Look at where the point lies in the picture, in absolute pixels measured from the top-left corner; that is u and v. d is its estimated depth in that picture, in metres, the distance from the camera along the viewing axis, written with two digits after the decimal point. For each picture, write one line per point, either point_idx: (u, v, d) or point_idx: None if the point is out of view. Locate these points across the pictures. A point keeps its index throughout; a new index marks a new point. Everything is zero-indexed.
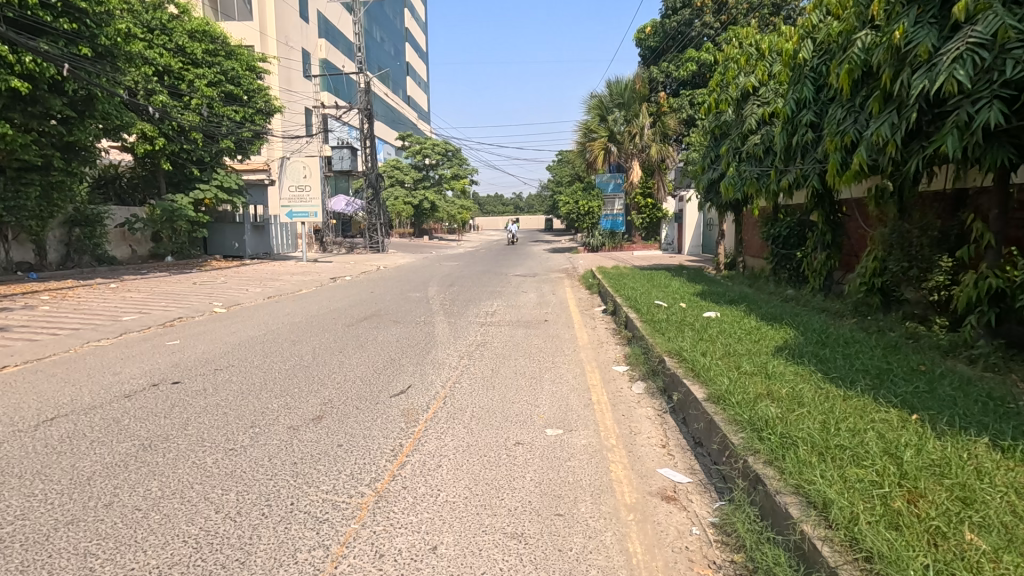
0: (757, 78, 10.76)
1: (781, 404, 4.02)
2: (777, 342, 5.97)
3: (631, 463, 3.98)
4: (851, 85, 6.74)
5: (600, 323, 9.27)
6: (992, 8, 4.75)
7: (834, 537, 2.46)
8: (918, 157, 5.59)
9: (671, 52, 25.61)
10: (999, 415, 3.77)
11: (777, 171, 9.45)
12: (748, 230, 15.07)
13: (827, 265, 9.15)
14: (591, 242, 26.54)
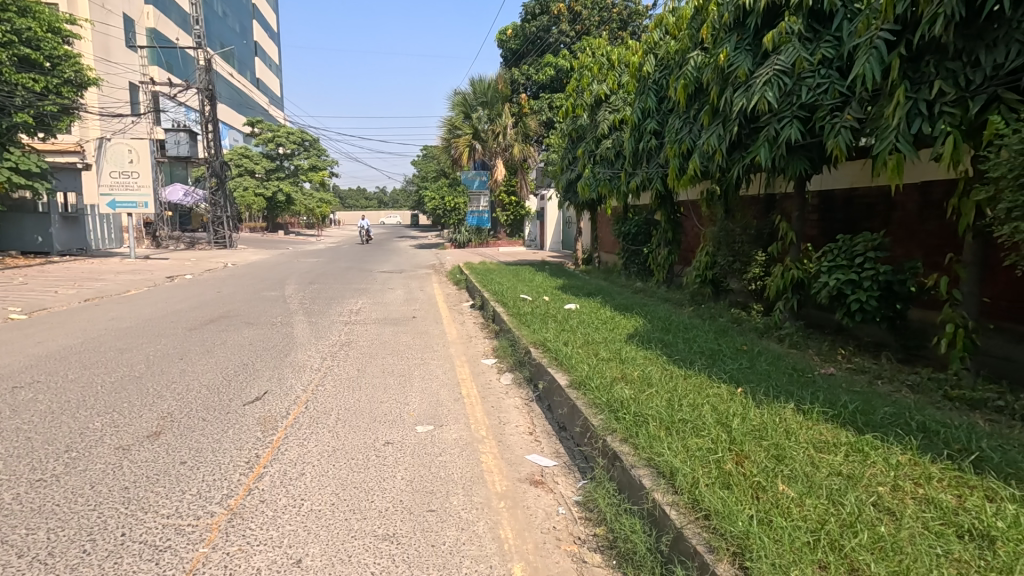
0: (608, 87, 11.58)
1: (633, 386, 4.41)
2: (629, 329, 6.52)
3: (501, 452, 4.09)
4: (687, 99, 7.59)
5: (468, 318, 9.36)
6: (791, 41, 5.63)
7: (680, 501, 2.75)
8: (739, 165, 6.45)
9: (531, 56, 26.53)
10: (801, 384, 4.50)
11: (627, 173, 10.32)
12: (603, 227, 16.26)
13: (669, 260, 10.20)
14: (458, 239, 26.66)
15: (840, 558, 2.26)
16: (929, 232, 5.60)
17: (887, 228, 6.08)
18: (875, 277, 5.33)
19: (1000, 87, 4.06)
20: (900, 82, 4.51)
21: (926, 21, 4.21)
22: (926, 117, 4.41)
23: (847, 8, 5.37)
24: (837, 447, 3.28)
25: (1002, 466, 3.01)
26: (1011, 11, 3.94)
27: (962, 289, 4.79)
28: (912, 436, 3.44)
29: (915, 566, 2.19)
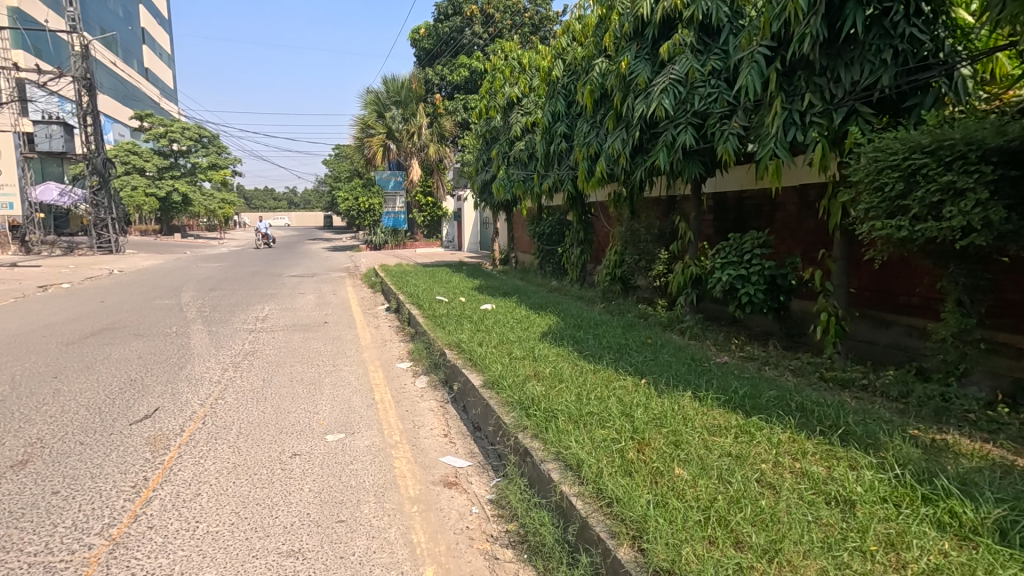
0: (520, 90, 11.75)
1: (545, 382, 4.52)
2: (543, 328, 6.68)
3: (415, 456, 4.05)
4: (593, 104, 7.90)
5: (384, 321, 9.16)
6: (685, 52, 6.01)
7: (585, 491, 2.86)
8: (641, 168, 6.80)
9: (445, 56, 26.38)
10: (699, 373, 4.82)
11: (540, 175, 10.55)
12: (519, 228, 16.51)
13: (582, 259, 10.55)
14: (374, 241, 26.04)
15: (727, 533, 2.44)
16: (806, 230, 6.18)
17: (772, 227, 6.65)
18: (761, 272, 5.81)
19: (857, 102, 4.57)
20: (777, 94, 4.96)
21: (796, 40, 4.65)
22: (799, 126, 4.87)
23: (732, 24, 5.87)
24: (728, 430, 3.55)
25: (863, 437, 3.39)
26: (864, 34, 4.47)
27: (833, 281, 5.33)
28: (791, 416, 3.78)
29: (790, 533, 2.42)
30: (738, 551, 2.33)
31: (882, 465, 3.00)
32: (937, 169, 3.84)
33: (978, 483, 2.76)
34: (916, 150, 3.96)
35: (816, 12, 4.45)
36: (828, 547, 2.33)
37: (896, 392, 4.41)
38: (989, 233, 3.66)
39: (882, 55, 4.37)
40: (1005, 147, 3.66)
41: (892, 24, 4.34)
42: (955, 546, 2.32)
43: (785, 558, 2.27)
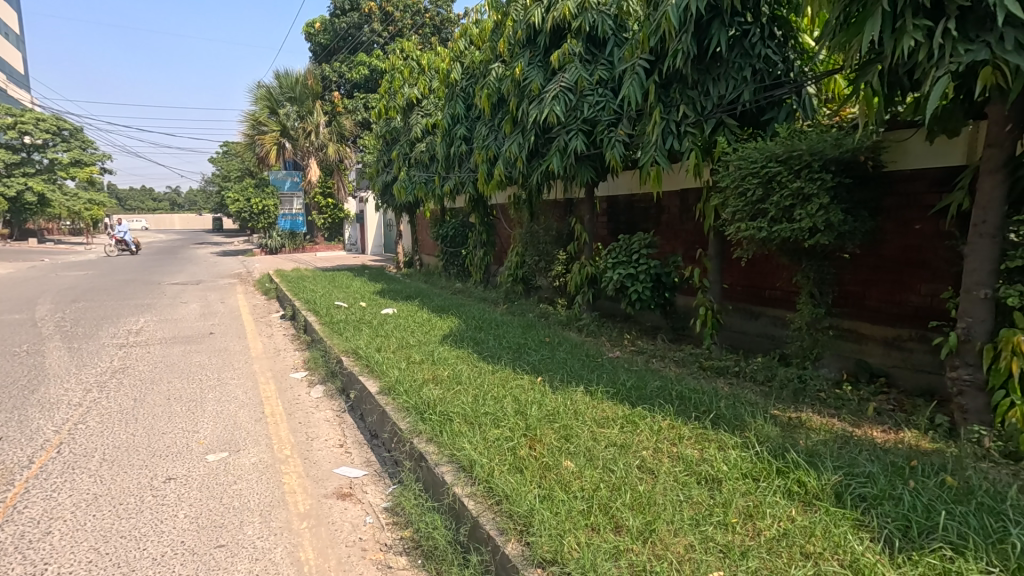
0: (420, 91, 11.63)
1: (442, 385, 4.51)
2: (444, 330, 6.66)
3: (307, 469, 3.88)
4: (491, 108, 8.01)
5: (278, 329, 8.67)
6: (574, 61, 6.28)
7: (477, 491, 2.90)
8: (537, 171, 7.01)
9: (342, 52, 25.47)
10: (592, 368, 5.05)
11: (441, 177, 10.52)
12: (423, 230, 16.36)
13: (485, 260, 10.67)
14: (269, 244, 24.58)
15: (607, 519, 2.58)
16: (687, 230, 6.67)
17: (658, 228, 7.10)
18: (648, 270, 6.20)
19: (723, 114, 5.03)
20: (656, 104, 5.32)
21: (670, 55, 5.02)
22: (676, 134, 5.26)
23: (616, 37, 6.17)
24: (614, 421, 3.75)
25: (731, 419, 3.73)
26: (728, 53, 4.90)
27: (709, 277, 5.81)
28: (671, 404, 4.07)
29: (662, 514, 2.61)
30: (617, 535, 2.48)
31: (745, 444, 3.32)
32: (788, 177, 4.30)
33: (821, 454, 3.13)
34: (772, 159, 4.41)
35: (687, 30, 4.81)
36: (696, 523, 2.55)
37: (762, 376, 4.88)
38: (830, 233, 4.17)
39: (743, 73, 4.82)
40: (840, 157, 4.18)
41: (750, 44, 4.81)
42: (800, 511, 2.62)
43: (658, 537, 2.45)
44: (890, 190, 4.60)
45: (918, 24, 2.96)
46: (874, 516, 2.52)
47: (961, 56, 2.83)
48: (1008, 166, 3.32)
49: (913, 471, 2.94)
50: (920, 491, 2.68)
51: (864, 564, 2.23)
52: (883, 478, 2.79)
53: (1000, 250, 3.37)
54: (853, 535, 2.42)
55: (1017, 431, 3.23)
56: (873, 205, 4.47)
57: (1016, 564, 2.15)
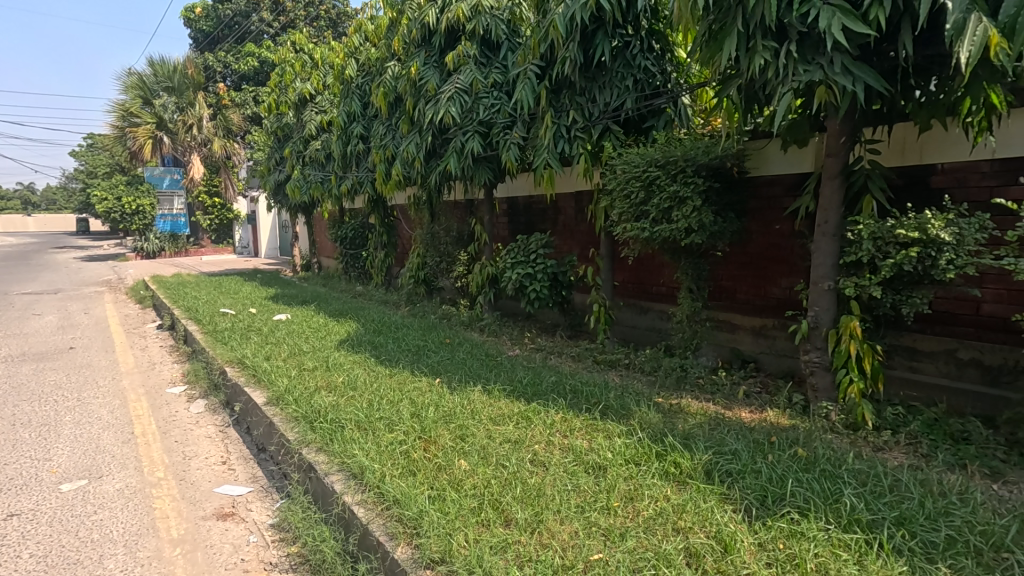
0: (313, 86, 11.12)
1: (335, 392, 4.36)
2: (340, 335, 6.43)
3: (182, 491, 3.58)
4: (387, 107, 7.86)
5: (154, 341, 7.92)
6: (468, 63, 6.32)
7: (368, 498, 2.84)
8: (435, 172, 6.97)
9: (227, 41, 23.75)
10: (491, 367, 5.11)
11: (337, 176, 10.15)
12: (321, 231, 15.69)
13: (386, 262, 10.45)
14: (145, 248, 22.36)
15: (497, 513, 2.65)
16: (582, 231, 6.94)
17: (555, 228, 7.33)
18: (545, 269, 6.38)
19: (609, 120, 5.30)
20: (548, 109, 5.50)
21: (559, 62, 5.21)
22: (567, 138, 5.46)
23: (510, 42, 6.29)
24: (509, 418, 3.83)
25: (618, 409, 3.95)
26: (612, 63, 5.17)
27: (601, 276, 6.08)
28: (564, 399, 4.22)
29: (550, 504, 2.71)
30: (506, 528, 2.55)
31: (629, 431, 3.52)
32: (666, 181, 4.61)
33: (695, 436, 3.39)
34: (652, 164, 4.72)
35: (573, 39, 5.02)
36: (581, 510, 2.67)
37: (649, 367, 5.20)
38: (702, 233, 4.54)
39: (626, 82, 5.12)
40: (710, 163, 4.57)
41: (632, 55, 5.12)
42: (674, 490, 2.83)
43: (545, 526, 2.54)
44: (754, 194, 5.09)
45: (767, 45, 3.30)
46: (737, 489, 2.78)
47: (801, 75, 3.20)
48: (843, 173, 3.79)
49: (772, 446, 3.27)
50: (775, 463, 2.98)
51: (726, 533, 2.45)
52: (745, 454, 3.08)
53: (839, 247, 3.83)
54: (719, 507, 2.66)
55: (855, 404, 3.70)
56: (740, 207, 4.93)
57: (847, 520, 2.46)
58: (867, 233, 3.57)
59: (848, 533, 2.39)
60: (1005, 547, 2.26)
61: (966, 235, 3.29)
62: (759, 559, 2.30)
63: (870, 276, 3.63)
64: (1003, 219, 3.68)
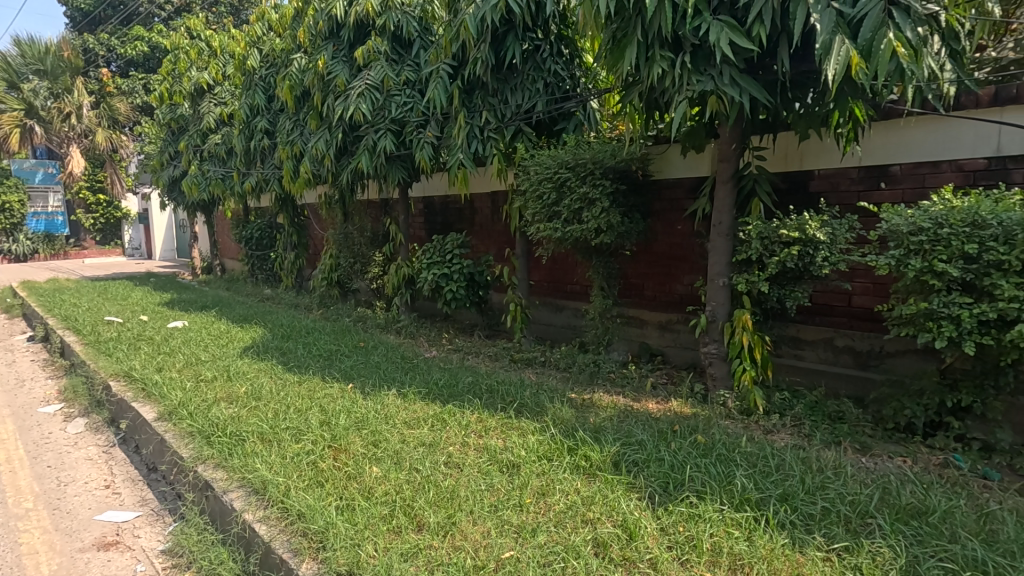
0: (211, 76, 10.37)
1: (237, 403, 4.09)
2: (244, 342, 6.06)
3: (55, 522, 3.21)
4: (294, 102, 7.49)
5: (23, 355, 7.06)
6: (379, 59, 6.16)
7: (271, 513, 2.70)
8: (347, 170, 6.74)
9: (111, 22, 21.62)
10: (406, 370, 5.01)
11: (240, 173, 9.55)
12: (223, 231, 14.70)
13: (296, 264, 9.98)
14: (14, 250, 19.88)
15: (409, 519, 2.61)
16: (498, 231, 6.99)
17: (472, 228, 7.33)
18: (461, 270, 6.36)
19: (521, 122, 5.39)
20: (461, 109, 5.49)
21: (471, 62, 5.22)
22: (480, 139, 5.49)
23: (422, 39, 6.18)
24: (424, 421, 3.78)
25: (532, 406, 4.01)
26: (523, 65, 5.27)
27: (517, 275, 6.15)
28: (480, 399, 4.22)
29: (463, 505, 2.70)
30: (418, 534, 2.52)
31: (542, 428, 3.59)
32: (576, 182, 4.75)
33: (604, 429, 3.52)
34: (563, 166, 4.84)
35: (484, 40, 5.05)
36: (494, 509, 2.69)
37: (564, 363, 5.33)
38: (611, 233, 4.72)
39: (536, 85, 5.24)
40: (616, 165, 4.76)
41: (542, 59, 5.25)
42: (583, 483, 2.92)
43: (458, 528, 2.54)
44: (658, 195, 5.37)
45: (664, 55, 3.49)
46: (642, 477, 2.92)
47: (694, 85, 3.41)
48: (735, 178, 4.08)
49: (675, 434, 3.46)
50: (677, 451, 3.16)
51: (631, 520, 2.56)
52: (649, 444, 3.23)
53: (732, 246, 4.13)
54: (625, 496, 2.78)
55: (748, 391, 4.00)
56: (645, 207, 5.17)
57: (739, 500, 2.66)
58: (755, 233, 3.87)
59: (740, 512, 2.58)
60: (870, 513, 2.52)
61: (837, 235, 3.65)
62: (661, 543, 2.43)
63: (759, 272, 3.93)
64: (867, 220, 4.12)
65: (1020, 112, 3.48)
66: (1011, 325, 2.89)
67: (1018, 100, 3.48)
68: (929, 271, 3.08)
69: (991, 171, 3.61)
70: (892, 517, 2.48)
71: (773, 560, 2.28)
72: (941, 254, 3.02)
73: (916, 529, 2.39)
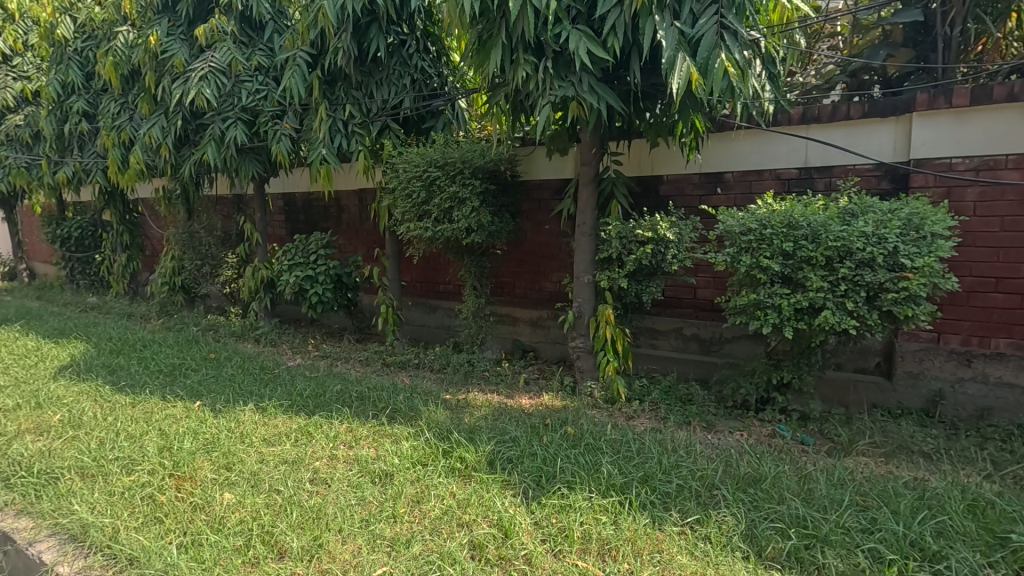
0: (6, 45, 8.64)
1: (49, 436, 3.46)
2: (59, 361, 5.15)
3: None
4: (119, 82, 6.52)
5: None
6: (225, 41, 5.56)
7: (94, 562, 2.39)
8: (189, 162, 6.01)
9: None
10: (265, 381, 4.58)
11: (51, 161, 8.09)
12: (31, 229, 12.41)
13: (129, 267, 8.72)
14: None
15: (269, 547, 2.42)
16: (367, 230, 6.70)
17: (338, 228, 6.96)
18: (327, 271, 5.99)
19: (388, 118, 5.21)
20: (321, 100, 5.15)
21: (331, 52, 4.92)
22: (343, 134, 5.21)
23: (275, 23, 5.68)
24: (287, 436, 3.48)
25: (406, 412, 3.89)
26: (388, 59, 5.13)
27: (388, 276, 5.94)
28: (349, 408, 4.00)
29: (331, 524, 2.54)
30: (279, 562, 2.35)
31: (416, 433, 3.49)
32: (446, 181, 4.69)
33: (479, 429, 3.51)
34: (432, 165, 4.75)
35: (345, 29, 4.79)
36: (366, 524, 2.56)
37: (439, 364, 5.25)
38: (481, 232, 4.76)
39: (403, 80, 5.12)
40: (485, 166, 4.78)
41: (407, 54, 5.17)
42: (459, 486, 2.89)
43: (325, 550, 2.40)
44: (527, 196, 5.50)
45: (527, 59, 3.57)
46: (516, 474, 2.96)
47: (556, 90, 3.53)
48: (595, 180, 4.31)
49: (546, 428, 3.56)
50: (548, 444, 3.25)
51: (507, 518, 2.58)
52: (522, 439, 3.29)
53: (594, 245, 4.36)
54: (500, 494, 2.79)
55: (612, 381, 4.25)
56: (514, 207, 5.27)
57: (606, 487, 2.80)
58: (615, 233, 4.12)
59: (606, 498, 2.72)
60: (715, 485, 2.80)
61: (684, 235, 4.01)
62: (535, 537, 2.48)
63: (619, 270, 4.18)
64: (708, 221, 4.58)
65: (822, 130, 4.08)
66: (819, 312, 3.38)
67: (819, 120, 4.07)
68: (756, 267, 3.50)
69: (802, 179, 4.19)
70: (734, 487, 2.78)
71: (637, 540, 2.44)
72: (765, 252, 3.45)
73: (752, 495, 2.70)
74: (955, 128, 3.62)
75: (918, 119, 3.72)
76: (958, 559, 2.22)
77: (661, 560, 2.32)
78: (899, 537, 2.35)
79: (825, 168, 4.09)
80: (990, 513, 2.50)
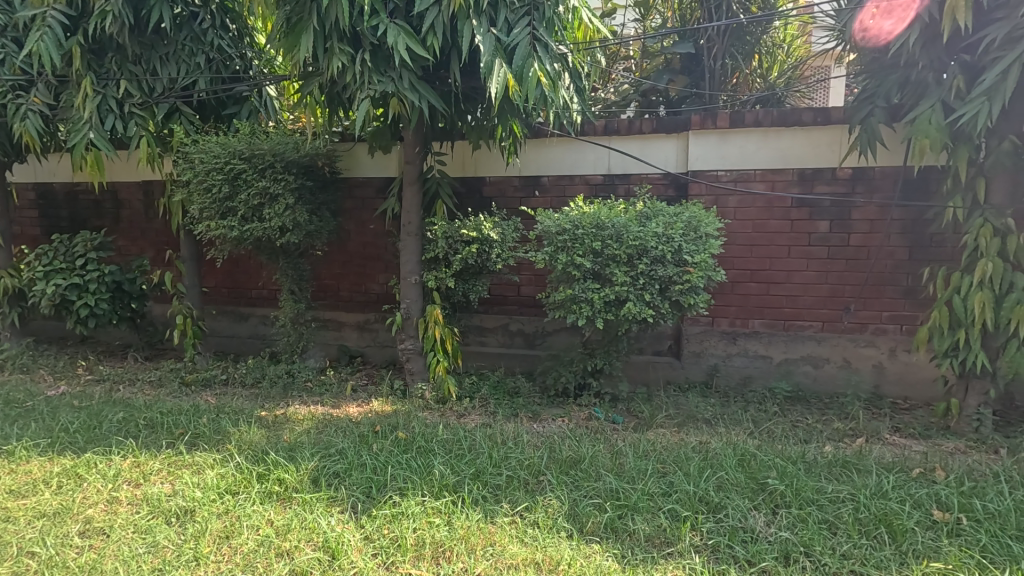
0: None
1: None
2: None
3: None
4: None
5: None
6: None
7: None
8: None
9: None
10: (11, 418, 3.67)
11: None
12: None
13: None
14: None
15: None
16: (154, 229, 5.75)
17: (116, 226, 5.87)
18: (100, 278, 5.00)
19: (177, 100, 4.56)
20: (85, 72, 4.24)
21: (96, 15, 4.09)
22: (117, 115, 4.39)
23: None
24: (47, 483, 2.83)
25: (211, 435, 3.41)
26: (174, 32, 4.46)
27: (185, 282, 5.17)
28: (136, 438, 3.39)
29: None
30: None
31: (224, 458, 3.08)
32: (253, 175, 4.23)
33: (300, 445, 3.23)
34: (235, 156, 4.22)
35: None
36: None
37: (251, 378, 4.72)
38: (298, 232, 4.39)
39: (196, 59, 4.50)
40: (300, 160, 4.41)
41: (200, 29, 4.54)
42: (276, 511, 2.62)
43: None
44: (348, 194, 5.23)
45: (342, 49, 3.38)
46: (344, 488, 2.78)
47: (375, 84, 3.39)
48: (419, 179, 4.25)
49: (376, 436, 3.41)
50: (378, 452, 3.13)
51: (333, 538, 2.40)
52: (350, 450, 3.11)
53: (421, 244, 4.31)
54: (325, 514, 2.59)
55: (443, 381, 4.24)
56: (334, 205, 4.96)
57: (438, 488, 2.78)
58: (441, 233, 4.13)
59: (439, 499, 2.70)
60: (541, 471, 2.97)
61: (506, 235, 4.15)
62: (366, 552, 2.36)
63: (446, 269, 4.18)
64: (528, 222, 4.83)
65: (621, 141, 4.57)
66: (623, 303, 3.77)
67: (618, 132, 4.55)
68: (571, 264, 3.78)
69: (607, 185, 4.64)
70: (557, 471, 2.96)
71: (470, 537, 2.46)
72: (578, 250, 3.75)
73: (573, 476, 2.91)
74: (720, 146, 4.32)
75: (694, 137, 4.37)
76: (733, 507, 2.64)
77: (493, 553, 2.38)
78: (691, 496, 2.73)
79: (625, 175, 4.59)
80: (754, 464, 3.03)
